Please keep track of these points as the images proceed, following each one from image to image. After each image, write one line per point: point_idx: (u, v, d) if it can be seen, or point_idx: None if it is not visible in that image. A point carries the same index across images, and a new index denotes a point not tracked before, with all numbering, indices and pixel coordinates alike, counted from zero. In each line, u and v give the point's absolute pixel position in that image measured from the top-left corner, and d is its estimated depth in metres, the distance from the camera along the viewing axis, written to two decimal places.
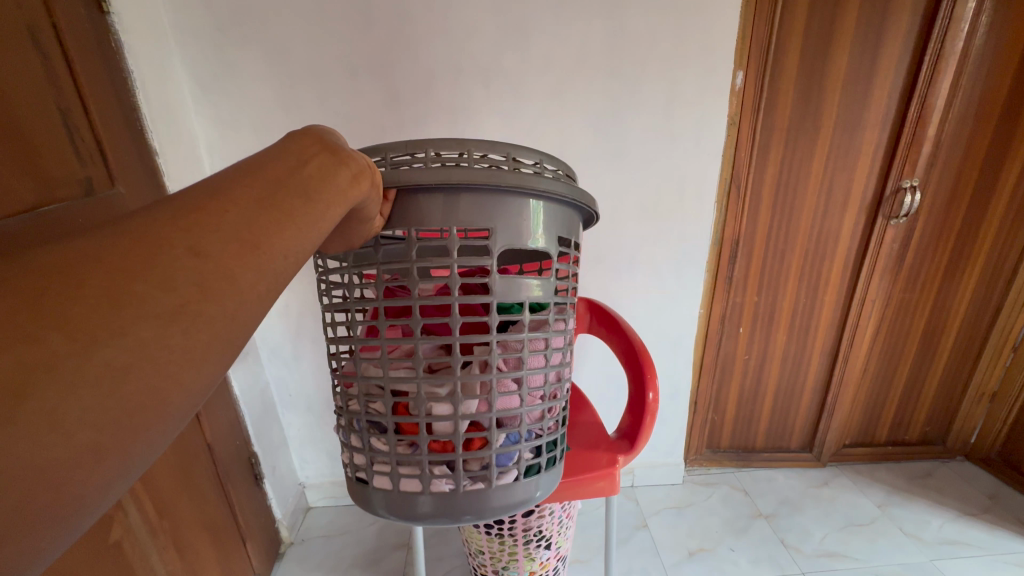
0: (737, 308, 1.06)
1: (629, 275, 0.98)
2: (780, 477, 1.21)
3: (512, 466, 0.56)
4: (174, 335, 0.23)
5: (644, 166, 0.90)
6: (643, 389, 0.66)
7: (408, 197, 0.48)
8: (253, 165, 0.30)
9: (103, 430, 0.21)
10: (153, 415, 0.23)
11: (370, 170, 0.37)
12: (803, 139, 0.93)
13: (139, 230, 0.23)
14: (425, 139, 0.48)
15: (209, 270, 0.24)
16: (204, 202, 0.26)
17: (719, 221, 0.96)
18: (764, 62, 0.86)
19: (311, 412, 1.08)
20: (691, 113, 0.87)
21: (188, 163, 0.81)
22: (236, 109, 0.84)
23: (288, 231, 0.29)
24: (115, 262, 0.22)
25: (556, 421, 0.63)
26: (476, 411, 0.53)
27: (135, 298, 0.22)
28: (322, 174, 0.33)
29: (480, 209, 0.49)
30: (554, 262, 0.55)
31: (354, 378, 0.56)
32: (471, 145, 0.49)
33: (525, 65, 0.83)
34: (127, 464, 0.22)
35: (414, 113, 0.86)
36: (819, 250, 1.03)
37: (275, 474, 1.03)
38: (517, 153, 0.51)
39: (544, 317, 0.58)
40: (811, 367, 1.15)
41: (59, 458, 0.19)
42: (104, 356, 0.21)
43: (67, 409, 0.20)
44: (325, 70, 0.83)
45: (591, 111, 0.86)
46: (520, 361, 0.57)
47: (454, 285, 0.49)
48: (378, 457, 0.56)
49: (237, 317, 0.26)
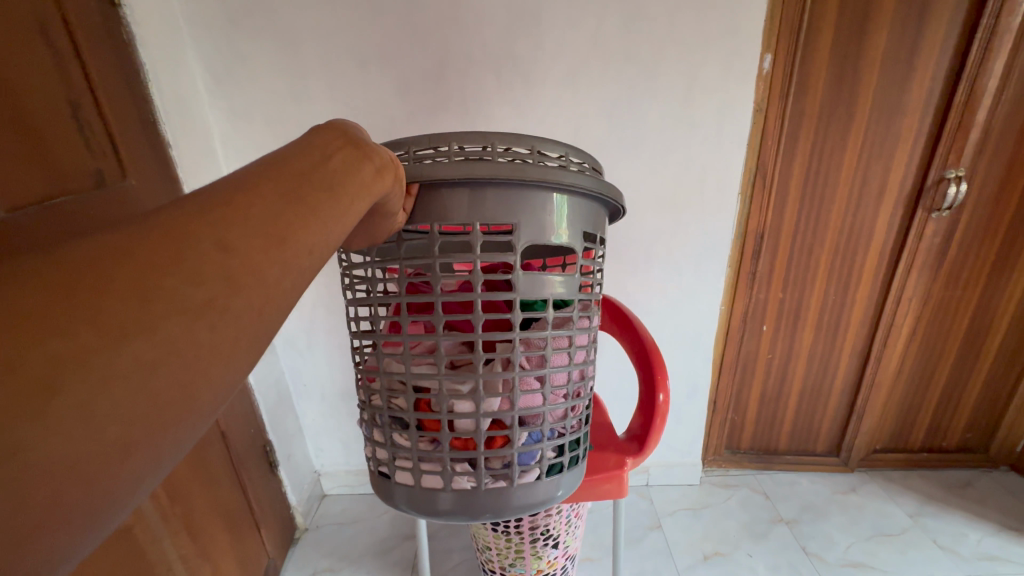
0: (761, 304, 1.01)
1: (645, 270, 0.94)
2: (805, 481, 1.16)
3: (534, 465, 0.55)
4: (202, 329, 0.22)
5: (662, 155, 0.86)
6: (653, 390, 0.63)
7: (432, 191, 0.48)
8: (275, 160, 0.29)
9: (134, 428, 0.20)
10: (180, 412, 0.22)
11: (392, 164, 0.38)
12: (836, 125, 0.87)
13: (168, 223, 0.23)
14: (449, 133, 0.48)
15: (234, 263, 0.24)
16: (230, 196, 0.25)
17: (742, 213, 0.91)
18: (794, 44, 0.80)
19: (325, 402, 1.09)
20: (713, 99, 0.82)
21: (202, 155, 0.82)
22: (248, 100, 0.85)
23: (312, 225, 0.29)
24: (144, 254, 0.21)
25: (579, 420, 0.61)
26: (498, 409, 0.53)
27: (164, 291, 0.21)
28: (345, 169, 0.33)
29: (505, 205, 0.48)
30: (578, 258, 0.55)
31: (377, 373, 0.55)
32: (495, 139, 0.48)
33: (538, 52, 0.81)
34: (158, 459, 0.21)
35: (424, 103, 0.85)
36: (851, 245, 0.97)
37: (290, 461, 1.05)
38: (542, 146, 0.50)
39: (567, 313, 0.57)
40: (839, 368, 1.09)
41: (88, 454, 0.19)
42: (134, 349, 0.20)
43: (98, 404, 0.19)
44: (335, 60, 0.82)
45: (607, 98, 0.82)
46: (542, 359, 0.56)
47: (477, 282, 0.50)
48: (401, 452, 0.56)
49: (262, 314, 0.25)
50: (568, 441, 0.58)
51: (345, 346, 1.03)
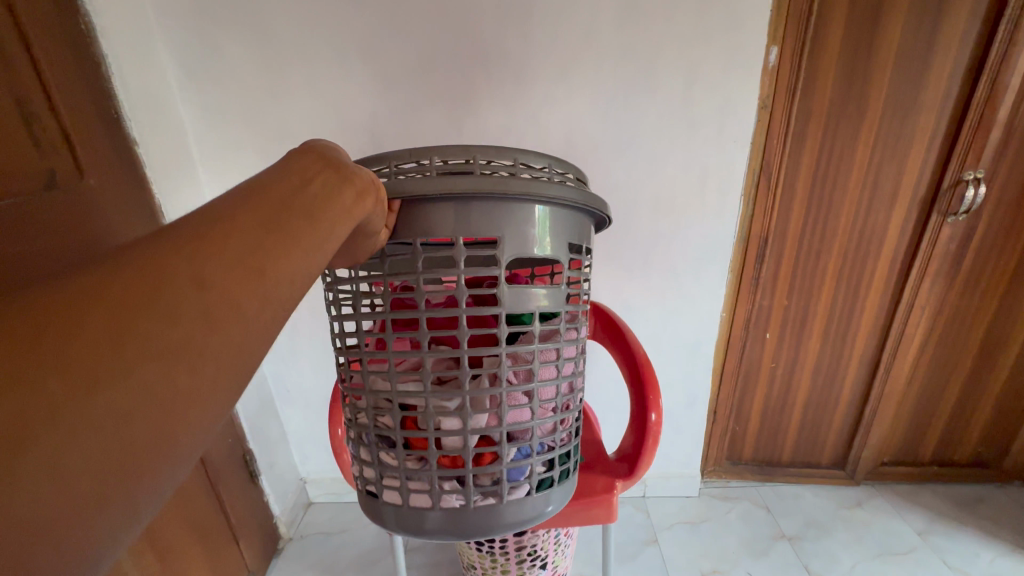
0: (764, 313, 0.96)
1: (642, 275, 0.89)
2: (808, 494, 1.11)
3: (524, 482, 0.51)
4: (179, 371, 0.22)
5: (659, 155, 0.81)
6: (646, 408, 0.59)
7: (413, 209, 0.44)
8: (254, 186, 0.29)
9: (108, 477, 0.21)
10: (158, 454, 0.22)
11: (374, 186, 0.36)
12: (845, 123, 0.80)
13: (143, 264, 0.23)
14: (428, 146, 0.44)
15: (212, 299, 0.24)
16: (208, 229, 0.26)
17: (745, 217, 0.86)
18: (802, 36, 0.74)
19: (309, 409, 1.05)
20: (714, 95, 0.76)
21: (172, 152, 0.78)
22: (222, 95, 0.81)
23: (293, 255, 0.28)
24: (120, 299, 0.22)
25: (569, 433, 0.57)
26: (485, 425, 0.49)
27: (139, 335, 0.21)
28: (327, 192, 0.32)
29: (488, 218, 0.45)
30: (565, 270, 0.51)
31: (363, 391, 0.51)
32: (477, 152, 0.44)
33: (526, 46, 0.76)
34: (135, 502, 0.22)
35: (406, 99, 0.80)
36: (862, 249, 0.90)
37: (272, 470, 1.02)
38: (525, 158, 0.47)
39: (554, 326, 0.53)
40: (846, 379, 1.02)
41: (63, 503, 0.19)
42: (106, 397, 0.20)
43: (71, 456, 0.19)
44: (312, 53, 0.78)
45: (600, 94, 0.77)
46: (530, 374, 0.52)
47: (462, 296, 0.45)
48: (388, 473, 0.52)
49: (242, 349, 0.25)
50: (559, 454, 0.54)
51: (328, 353, 0.99)
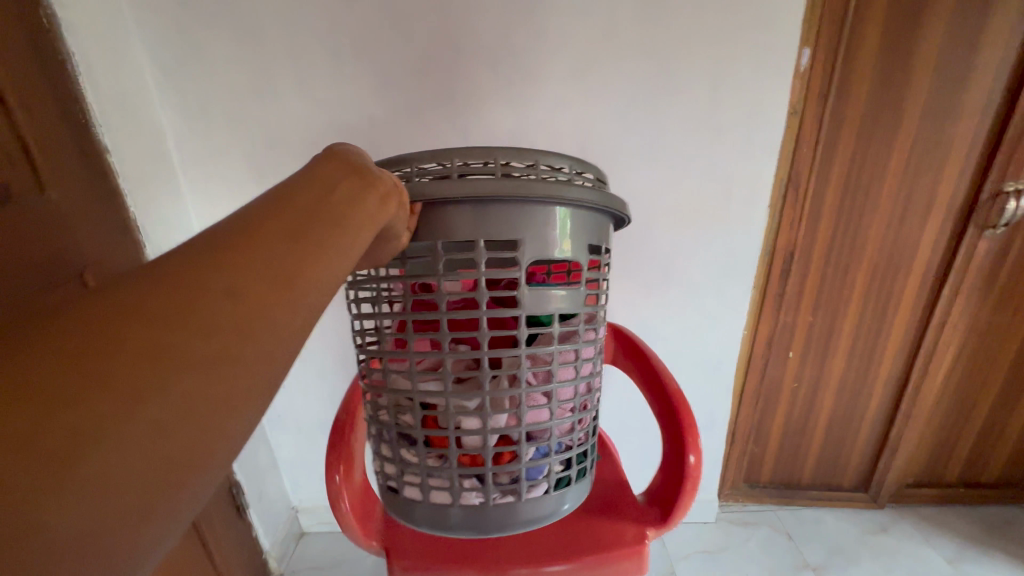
0: (788, 330, 0.90)
1: (661, 291, 0.84)
2: (829, 518, 1.05)
3: (543, 481, 0.50)
4: (214, 385, 0.22)
5: (680, 164, 0.75)
6: (683, 449, 0.53)
7: (436, 211, 0.46)
8: (281, 192, 0.28)
9: (150, 492, 0.20)
10: (192, 467, 0.22)
11: (396, 190, 0.37)
12: (880, 130, 0.75)
13: (177, 277, 0.23)
14: (453, 149, 0.47)
15: (244, 311, 0.23)
16: (238, 238, 0.25)
17: (771, 229, 0.80)
18: (837, 36, 0.69)
19: (301, 434, 0.98)
20: (742, 98, 0.71)
21: (149, 159, 0.71)
22: (205, 97, 0.74)
23: (323, 262, 0.28)
24: (155, 314, 0.21)
25: (585, 433, 0.56)
26: (505, 426, 0.48)
27: (175, 350, 0.21)
28: (350, 200, 0.31)
29: (508, 220, 0.46)
30: (584, 272, 0.51)
31: (383, 389, 0.50)
32: (499, 154, 0.47)
33: (539, 44, 0.70)
34: (173, 516, 0.21)
35: (409, 102, 0.74)
36: (892, 264, 0.84)
37: (262, 501, 0.94)
38: (546, 160, 0.50)
39: (572, 327, 0.52)
40: (872, 398, 0.97)
41: (105, 519, 0.19)
42: (143, 415, 0.20)
43: (114, 473, 0.19)
44: (305, 51, 0.72)
45: (620, 98, 0.72)
46: (548, 374, 0.51)
47: (482, 298, 0.46)
48: (408, 472, 0.51)
49: (273, 360, 0.25)
50: (577, 454, 0.53)
51: (322, 373, 0.92)
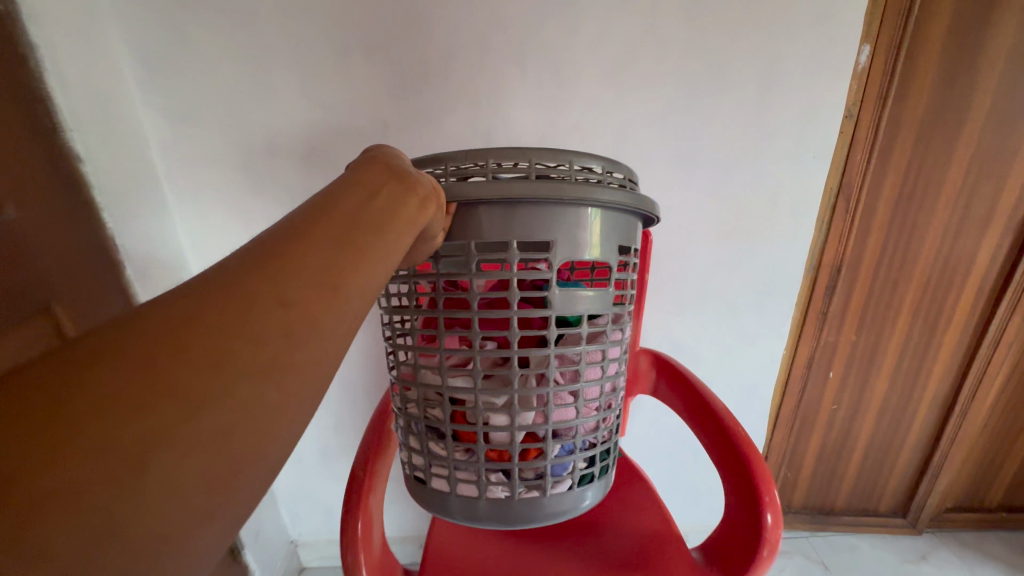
0: (830, 349, 0.84)
1: (696, 310, 0.77)
2: (865, 546, 0.99)
3: (567, 476, 0.48)
4: (269, 389, 0.23)
5: (722, 172, 0.69)
6: (758, 505, 0.46)
7: (469, 211, 0.41)
8: (327, 202, 0.29)
9: (212, 493, 0.21)
10: (248, 470, 0.22)
11: (436, 194, 0.36)
12: (941, 136, 0.69)
13: (233, 285, 0.23)
14: (483, 150, 0.41)
15: (297, 317, 0.24)
16: (290, 246, 0.25)
17: (819, 241, 0.73)
18: (900, 32, 0.63)
19: (301, 464, 0.90)
20: (792, 100, 0.65)
21: (129, 165, 0.63)
22: (194, 96, 0.66)
23: (366, 268, 0.28)
24: (212, 323, 0.22)
25: (610, 430, 0.52)
26: (532, 424, 0.45)
27: (233, 357, 0.22)
28: (391, 205, 0.31)
29: (543, 223, 0.41)
30: (614, 276, 0.46)
31: (412, 382, 0.48)
32: (534, 155, 0.41)
33: (572, 40, 0.63)
34: (231, 517, 0.22)
35: (425, 105, 0.67)
36: (944, 280, 0.79)
37: (259, 539, 0.86)
38: (580, 161, 0.43)
39: (599, 326, 0.48)
40: (915, 420, 0.91)
41: (173, 522, 0.20)
42: (206, 421, 0.20)
43: (178, 475, 0.20)
44: (311, 47, 0.64)
45: (659, 100, 0.66)
46: (576, 373, 0.47)
47: (513, 298, 0.42)
48: (436, 464, 0.48)
49: (323, 365, 0.25)
50: (600, 449, 0.50)
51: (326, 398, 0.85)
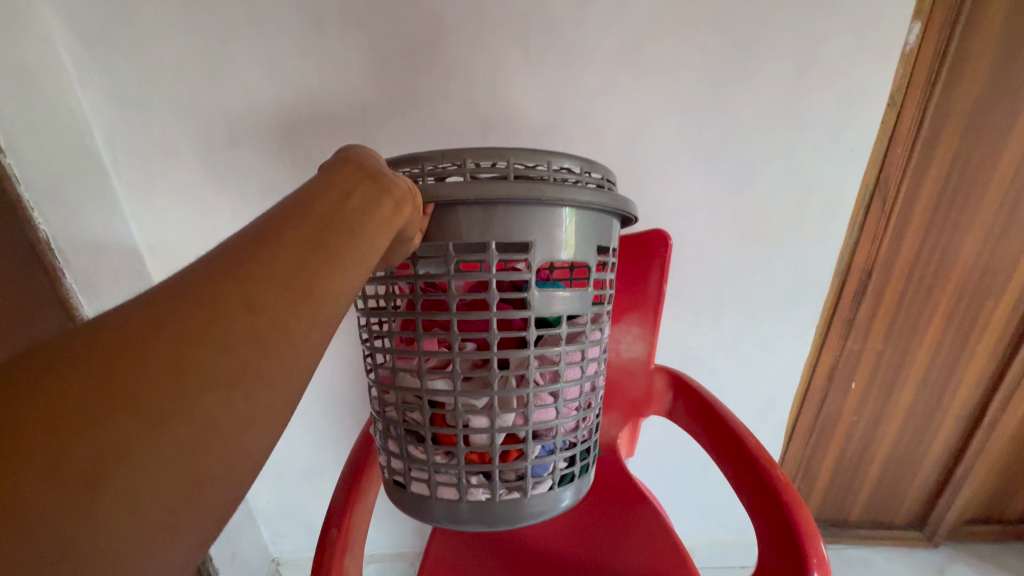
0: (854, 358, 0.77)
1: (711, 318, 0.70)
2: (880, 560, 0.94)
3: (547, 478, 0.41)
4: (237, 399, 0.20)
5: (748, 166, 0.61)
6: (803, 566, 0.39)
7: (447, 212, 0.34)
8: (300, 197, 0.25)
9: (174, 508, 0.19)
10: (219, 482, 0.20)
11: (412, 195, 0.30)
12: (991, 128, 0.62)
13: (198, 291, 0.20)
14: (458, 149, 0.33)
15: (267, 326, 0.21)
16: (259, 246, 0.22)
17: (850, 242, 0.66)
18: (955, 9, 0.56)
19: (280, 479, 0.83)
20: (828, 84, 0.57)
21: (61, 154, 0.55)
22: (141, 75, 0.57)
23: (340, 269, 0.24)
24: (175, 331, 0.19)
25: (590, 428, 0.46)
26: (512, 426, 0.39)
27: (198, 366, 0.19)
28: (367, 208, 0.26)
29: (526, 225, 0.34)
30: (593, 274, 0.39)
31: (389, 385, 0.41)
32: (513, 156, 0.33)
33: (581, 13, 0.55)
34: (198, 526, 0.20)
35: (413, 88, 0.59)
36: (982, 286, 0.73)
37: (235, 561, 0.79)
38: (560, 161, 0.35)
39: (577, 326, 0.41)
40: (940, 432, 0.86)
41: (137, 533, 0.18)
42: (172, 432, 0.18)
43: (141, 494, 0.18)
44: (283, 19, 0.56)
45: (679, 84, 0.58)
46: (556, 374, 0.41)
47: (492, 300, 0.35)
48: (415, 468, 0.42)
49: (295, 373, 0.22)
50: (580, 450, 0.43)
51: (305, 411, 0.78)
